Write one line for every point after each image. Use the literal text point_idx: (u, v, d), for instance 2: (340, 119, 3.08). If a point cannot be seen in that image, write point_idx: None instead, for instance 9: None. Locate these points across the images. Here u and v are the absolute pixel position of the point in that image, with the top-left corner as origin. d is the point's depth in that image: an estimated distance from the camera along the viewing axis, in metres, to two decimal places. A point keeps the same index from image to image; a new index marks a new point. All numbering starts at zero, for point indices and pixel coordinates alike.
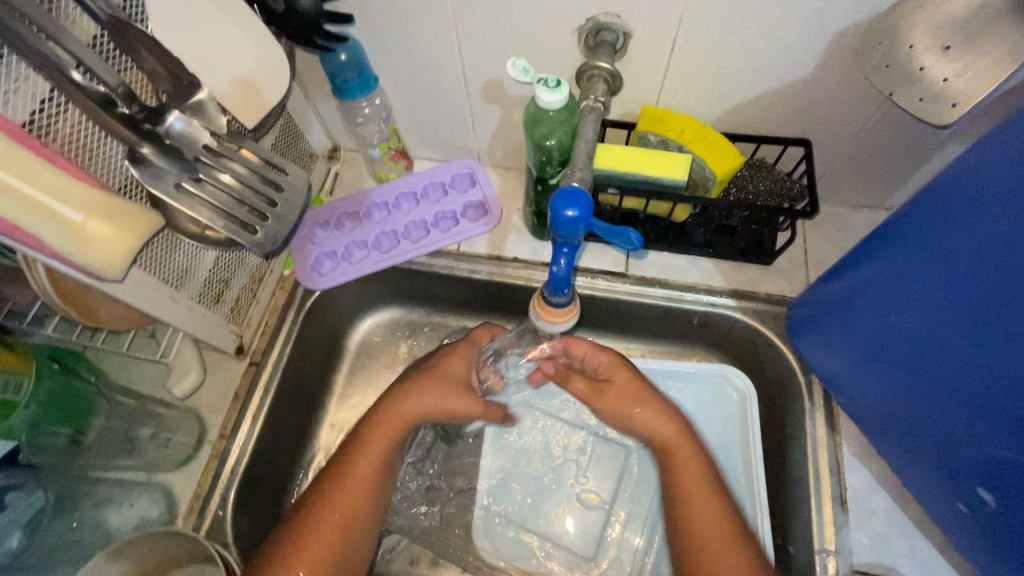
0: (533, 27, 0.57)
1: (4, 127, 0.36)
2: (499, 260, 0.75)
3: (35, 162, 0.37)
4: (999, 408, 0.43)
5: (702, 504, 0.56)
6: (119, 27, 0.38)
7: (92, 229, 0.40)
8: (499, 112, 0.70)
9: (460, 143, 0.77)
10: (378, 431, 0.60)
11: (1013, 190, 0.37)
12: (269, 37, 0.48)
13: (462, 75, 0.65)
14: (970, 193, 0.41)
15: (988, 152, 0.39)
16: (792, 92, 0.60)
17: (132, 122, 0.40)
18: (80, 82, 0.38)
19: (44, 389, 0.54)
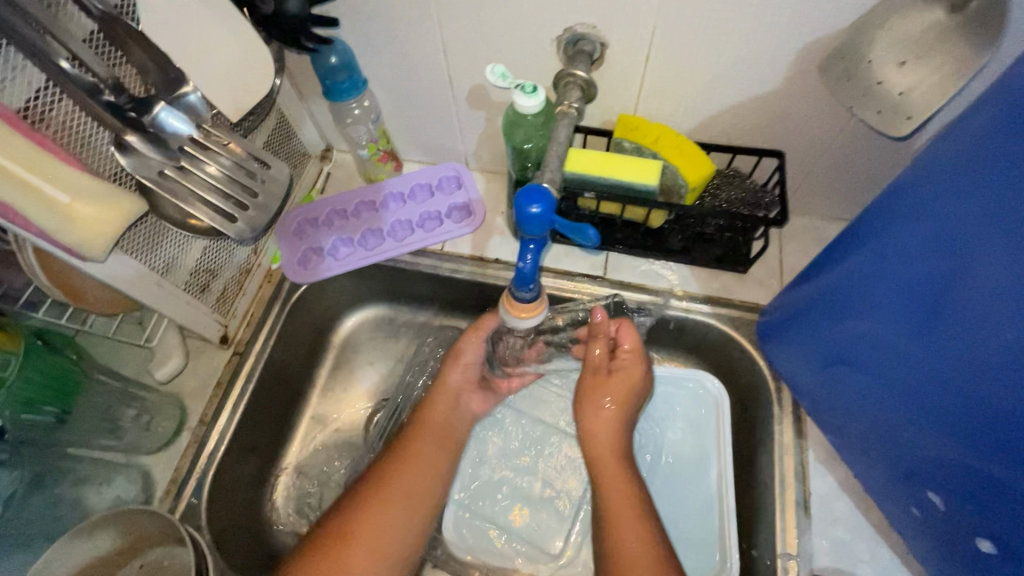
0: (514, 36, 0.60)
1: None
2: (481, 261, 0.77)
3: (25, 144, 0.40)
4: (939, 409, 0.44)
5: (620, 500, 0.58)
6: (111, 22, 0.41)
7: (79, 211, 0.43)
8: (484, 117, 0.72)
9: (448, 147, 0.80)
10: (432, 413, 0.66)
11: (950, 197, 0.39)
12: (254, 36, 0.50)
13: (448, 81, 0.68)
14: (915, 199, 0.42)
15: (933, 160, 0.41)
16: (763, 105, 0.62)
17: (117, 110, 0.42)
18: (67, 69, 0.40)
19: (29, 367, 0.56)
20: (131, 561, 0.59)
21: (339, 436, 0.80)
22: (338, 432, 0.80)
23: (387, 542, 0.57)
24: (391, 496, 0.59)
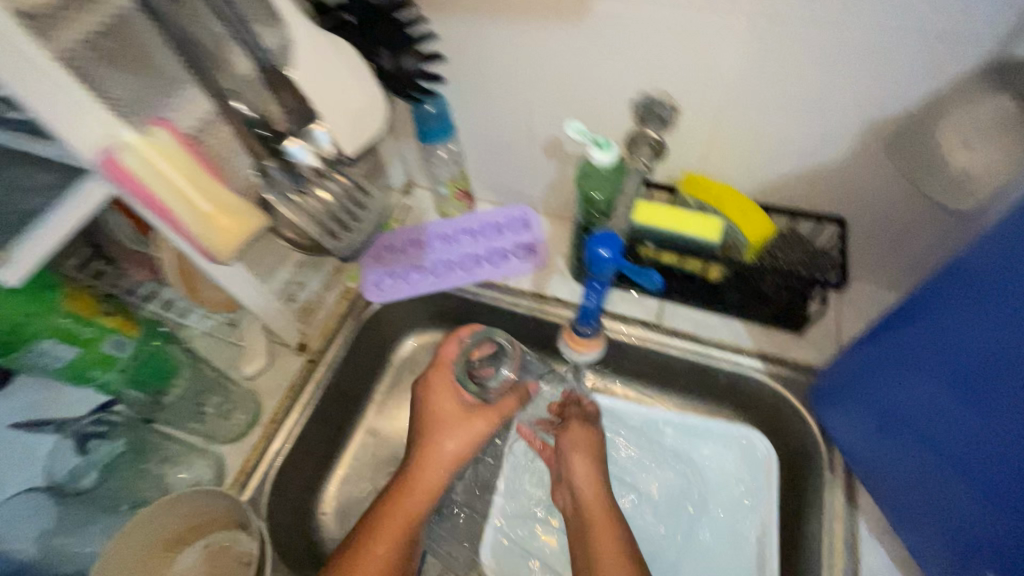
0: (594, 97, 0.66)
1: (174, 134, 0.47)
2: (540, 297, 0.82)
3: (191, 163, 0.48)
4: (1003, 483, 0.44)
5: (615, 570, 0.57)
6: (274, 73, 0.51)
7: (216, 219, 0.49)
8: (557, 166, 0.79)
9: (520, 190, 0.86)
10: (433, 450, 0.67)
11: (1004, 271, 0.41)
12: (375, 85, 0.58)
13: (528, 132, 0.75)
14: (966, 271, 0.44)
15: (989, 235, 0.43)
16: (827, 172, 0.64)
17: (264, 141, 0.52)
18: (237, 110, 0.50)
19: (139, 350, 0.65)
20: (198, 540, 0.64)
21: (389, 450, 0.84)
22: (389, 445, 0.84)
23: None
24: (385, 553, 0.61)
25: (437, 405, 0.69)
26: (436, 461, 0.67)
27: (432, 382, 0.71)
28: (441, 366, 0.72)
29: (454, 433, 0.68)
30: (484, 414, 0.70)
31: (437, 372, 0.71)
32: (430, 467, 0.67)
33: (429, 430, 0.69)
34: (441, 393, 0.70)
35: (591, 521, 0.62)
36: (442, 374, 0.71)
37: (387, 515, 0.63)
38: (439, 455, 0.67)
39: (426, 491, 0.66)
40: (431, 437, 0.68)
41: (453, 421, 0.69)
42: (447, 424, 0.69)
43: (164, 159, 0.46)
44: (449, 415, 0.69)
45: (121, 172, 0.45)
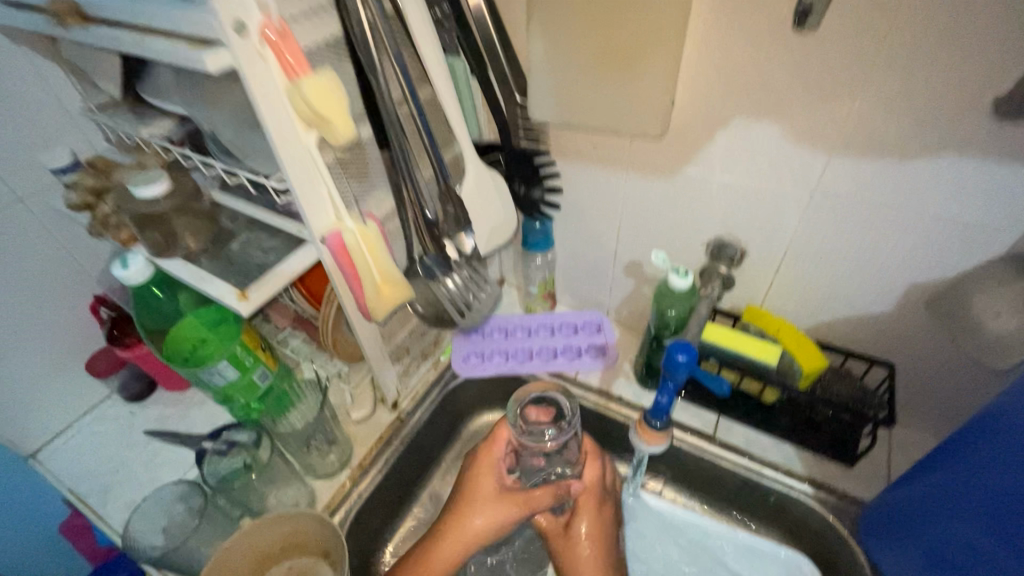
0: (674, 234, 0.81)
1: (374, 223, 0.65)
2: (605, 394, 0.91)
3: (383, 250, 0.65)
4: None
5: None
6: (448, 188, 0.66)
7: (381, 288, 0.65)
8: (633, 284, 0.93)
9: (597, 299, 1.00)
10: (466, 524, 0.71)
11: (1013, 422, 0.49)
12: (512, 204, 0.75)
13: (614, 253, 0.90)
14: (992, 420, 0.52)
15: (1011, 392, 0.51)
16: (875, 321, 0.75)
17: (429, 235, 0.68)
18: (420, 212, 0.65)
19: (275, 381, 0.78)
20: (284, 559, 0.73)
21: None
22: None
23: None
24: None
25: (482, 483, 0.74)
26: (466, 531, 0.71)
27: (482, 462, 0.75)
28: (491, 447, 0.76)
29: (487, 513, 0.72)
30: (519, 501, 0.72)
31: (486, 452, 0.76)
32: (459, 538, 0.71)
33: (469, 507, 0.72)
34: (486, 473, 0.74)
35: None
36: (489, 452, 0.76)
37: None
38: (469, 529, 0.71)
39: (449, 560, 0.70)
40: (469, 512, 0.72)
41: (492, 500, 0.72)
42: (479, 499, 0.73)
43: (367, 244, 0.63)
44: (489, 494, 0.73)
45: (340, 249, 0.61)
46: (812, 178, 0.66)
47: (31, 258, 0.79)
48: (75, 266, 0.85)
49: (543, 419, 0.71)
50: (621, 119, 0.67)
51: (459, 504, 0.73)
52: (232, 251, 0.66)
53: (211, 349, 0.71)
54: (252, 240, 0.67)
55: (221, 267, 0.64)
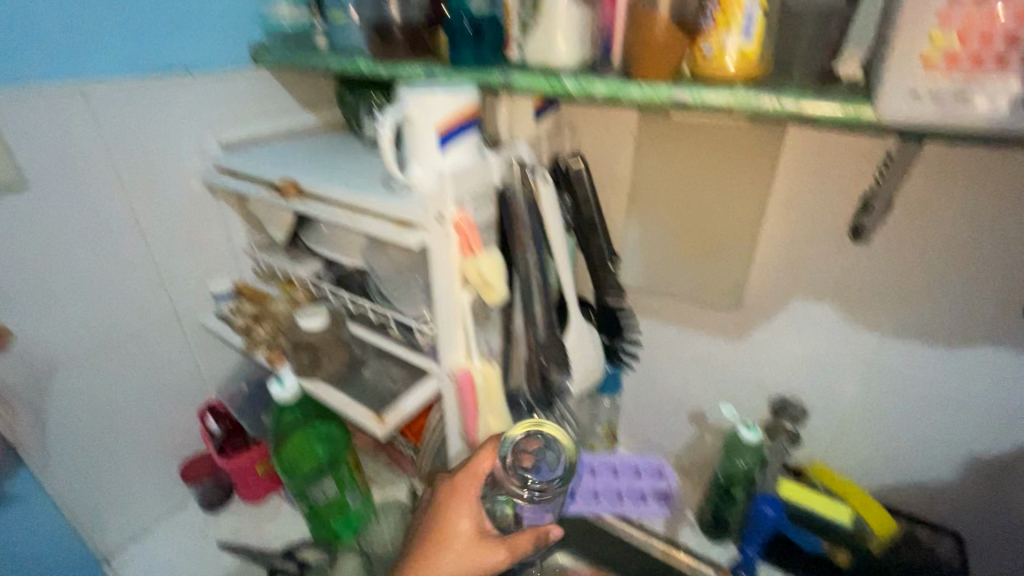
0: (739, 388, 0.90)
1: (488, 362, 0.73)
2: (673, 542, 0.93)
3: (496, 387, 0.74)
4: None
5: None
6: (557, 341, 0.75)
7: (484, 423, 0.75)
8: (697, 431, 0.99)
9: (658, 442, 1.06)
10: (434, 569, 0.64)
11: None
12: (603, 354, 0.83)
13: (678, 400, 0.98)
14: None
15: None
16: (936, 486, 0.80)
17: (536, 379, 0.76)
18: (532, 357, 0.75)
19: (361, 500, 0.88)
20: None
21: None
22: None
23: None
24: None
25: (453, 532, 0.66)
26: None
27: (452, 498, 0.67)
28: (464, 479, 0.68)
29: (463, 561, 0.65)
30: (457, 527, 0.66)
31: (463, 486, 0.68)
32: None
33: (442, 551, 0.65)
34: (462, 516, 0.67)
35: None
36: (464, 486, 0.67)
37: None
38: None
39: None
40: (441, 555, 0.65)
41: (471, 547, 0.65)
42: (455, 544, 0.65)
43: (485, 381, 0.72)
44: (463, 536, 0.66)
45: (466, 385, 0.71)
46: (870, 353, 0.76)
47: (166, 366, 0.89)
48: (195, 375, 0.94)
49: (531, 453, 0.66)
50: (702, 287, 0.82)
51: (430, 547, 0.66)
52: (365, 377, 0.76)
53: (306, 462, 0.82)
54: (382, 368, 0.78)
55: (358, 392, 0.73)
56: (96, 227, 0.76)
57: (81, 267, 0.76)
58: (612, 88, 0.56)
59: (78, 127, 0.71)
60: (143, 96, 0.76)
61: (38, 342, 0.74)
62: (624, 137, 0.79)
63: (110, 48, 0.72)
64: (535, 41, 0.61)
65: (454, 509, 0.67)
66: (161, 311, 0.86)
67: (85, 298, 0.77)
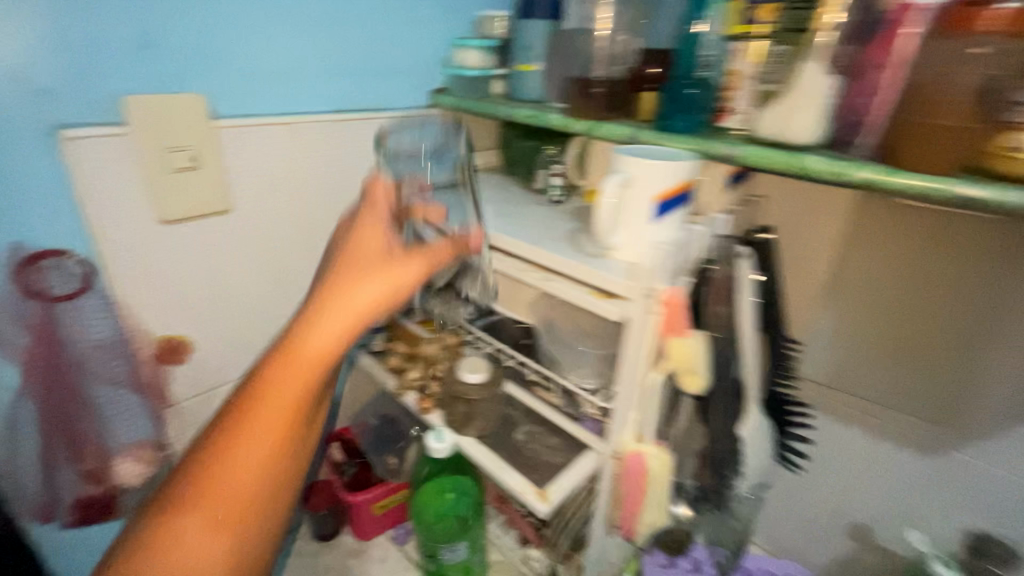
0: (923, 513, 0.77)
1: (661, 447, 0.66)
2: None
3: (665, 483, 0.65)
4: None
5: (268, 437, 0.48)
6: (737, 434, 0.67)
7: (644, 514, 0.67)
8: (855, 549, 0.86)
9: (799, 553, 0.93)
10: (254, 433, 0.48)
11: None
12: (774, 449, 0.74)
13: (837, 511, 0.86)
14: None
15: None
16: None
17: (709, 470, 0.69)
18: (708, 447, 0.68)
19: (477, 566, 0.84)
20: None
21: None
22: None
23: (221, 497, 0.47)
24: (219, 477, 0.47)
25: (303, 348, 0.49)
26: (265, 449, 0.48)
27: (318, 311, 0.51)
28: (363, 262, 0.55)
29: (294, 404, 0.49)
30: (288, 379, 0.49)
31: (335, 296, 0.52)
32: (256, 475, 0.48)
33: (263, 402, 0.48)
34: (335, 330, 0.50)
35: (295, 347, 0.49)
36: (364, 291, 0.52)
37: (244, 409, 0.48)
38: (288, 451, 0.50)
39: (293, 477, 0.52)
40: (260, 422, 0.48)
41: (307, 373, 0.50)
42: (363, 260, 0.55)
43: (654, 473, 0.64)
44: (306, 365, 0.50)
45: (632, 471, 0.64)
46: None
47: None
48: (329, 402, 0.95)
49: (435, 218, 0.63)
50: (906, 389, 0.73)
51: (256, 392, 0.49)
52: (518, 441, 0.71)
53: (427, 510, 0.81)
54: (535, 433, 0.73)
55: (513, 457, 0.69)
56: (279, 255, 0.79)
57: (255, 291, 0.78)
58: (876, 173, 0.50)
59: (283, 161, 0.74)
60: (338, 128, 0.78)
61: (212, 360, 0.76)
62: (827, 217, 0.72)
63: (322, 88, 0.75)
64: (778, 111, 0.56)
65: (315, 347, 0.50)
66: None
67: (256, 322, 0.79)
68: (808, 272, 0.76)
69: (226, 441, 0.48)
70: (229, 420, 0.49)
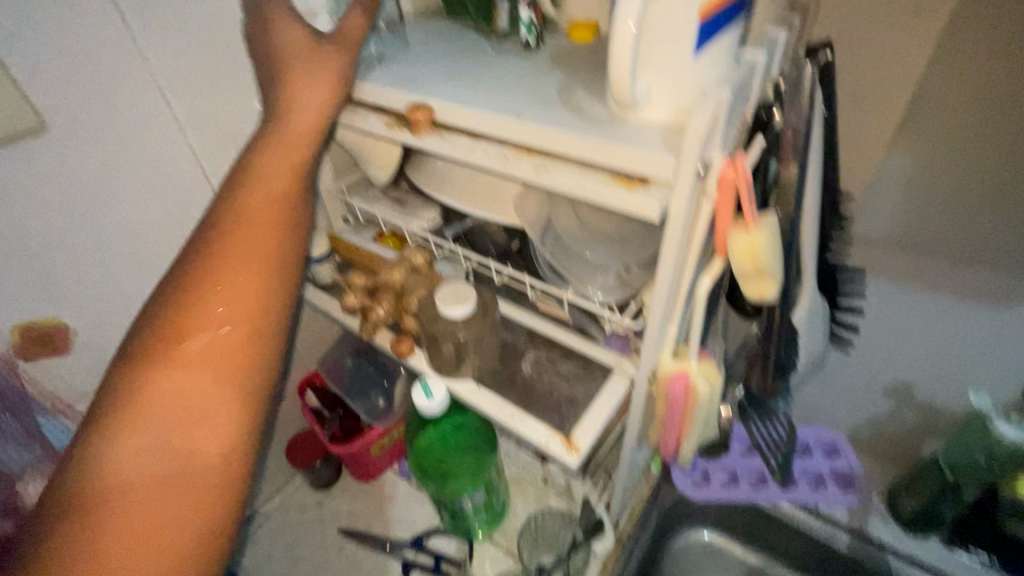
0: (979, 364, 0.69)
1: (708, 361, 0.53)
2: (863, 535, 0.79)
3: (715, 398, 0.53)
4: None
5: (217, 333, 0.36)
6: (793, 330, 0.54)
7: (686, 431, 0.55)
8: (892, 406, 0.81)
9: (829, 414, 0.88)
10: (148, 426, 0.32)
11: None
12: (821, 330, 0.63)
13: (876, 373, 0.78)
14: None
15: None
16: None
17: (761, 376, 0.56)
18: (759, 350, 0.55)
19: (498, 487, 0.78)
20: None
21: None
22: None
23: (174, 421, 0.33)
24: (157, 389, 0.33)
25: (231, 248, 0.38)
26: (226, 440, 0.34)
27: (213, 267, 0.38)
28: (259, 173, 0.42)
29: (221, 382, 0.35)
30: (211, 315, 0.36)
31: (233, 240, 0.39)
32: (152, 468, 0.31)
33: (150, 394, 0.33)
34: (237, 277, 0.38)
35: (229, 232, 0.39)
36: (240, 224, 0.40)
37: (187, 303, 0.36)
38: (223, 433, 0.33)
39: (239, 421, 0.34)
40: (178, 373, 0.34)
41: (223, 343, 0.36)
42: (292, 97, 0.44)
43: (707, 391, 0.51)
44: (228, 289, 0.37)
45: (676, 396, 0.51)
46: None
47: None
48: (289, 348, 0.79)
49: None
50: (991, 243, 0.58)
51: (118, 408, 0.33)
52: (526, 376, 0.57)
53: (434, 460, 0.68)
54: (543, 361, 0.59)
55: (523, 398, 0.55)
56: (157, 182, 0.56)
57: (142, 235, 0.56)
58: None
59: (106, 34, 0.47)
60: None
61: (110, 338, 0.57)
62: (913, 17, 0.50)
63: None
64: None
65: (222, 295, 0.37)
66: None
67: (154, 275, 0.59)
68: (878, 103, 0.56)
69: (100, 442, 0.31)
70: (96, 437, 0.32)
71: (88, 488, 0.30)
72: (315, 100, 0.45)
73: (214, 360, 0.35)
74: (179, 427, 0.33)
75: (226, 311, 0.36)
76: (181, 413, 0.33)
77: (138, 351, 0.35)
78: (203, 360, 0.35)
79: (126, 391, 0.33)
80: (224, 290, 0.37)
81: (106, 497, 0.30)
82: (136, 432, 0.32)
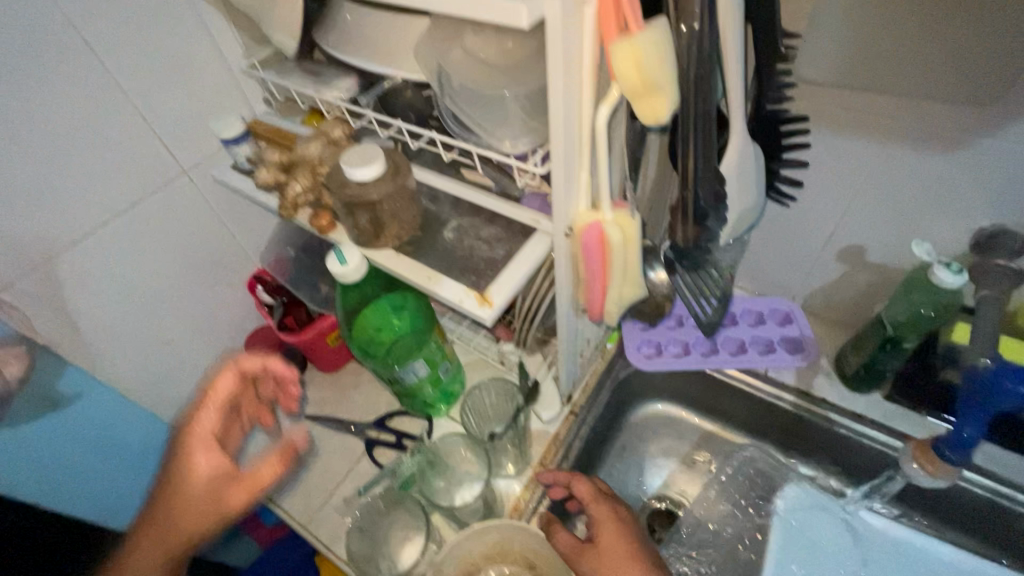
0: (927, 215, 0.67)
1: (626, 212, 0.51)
2: (807, 394, 0.81)
3: (635, 250, 0.52)
4: None
5: (195, 489, 0.54)
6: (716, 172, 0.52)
7: (614, 289, 0.54)
8: (845, 270, 0.80)
9: (787, 283, 0.88)
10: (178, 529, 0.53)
11: None
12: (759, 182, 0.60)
13: (827, 236, 0.77)
14: None
15: None
16: None
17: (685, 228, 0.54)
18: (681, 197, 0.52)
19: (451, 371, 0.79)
20: (488, 569, 0.67)
21: None
22: None
23: (181, 530, 0.53)
24: (167, 528, 0.53)
25: (195, 443, 0.56)
26: (186, 541, 0.53)
27: (187, 453, 0.55)
28: (216, 403, 0.59)
29: (183, 531, 0.53)
30: (195, 470, 0.54)
31: (190, 450, 0.55)
32: None
33: (171, 504, 0.53)
34: (206, 456, 0.55)
35: (193, 437, 0.56)
36: (201, 437, 0.56)
37: (173, 485, 0.54)
38: (189, 541, 0.53)
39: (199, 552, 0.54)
40: (187, 490, 0.53)
41: (194, 505, 0.53)
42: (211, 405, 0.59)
43: (625, 239, 0.50)
44: (193, 472, 0.54)
45: (595, 245, 0.49)
46: None
47: (193, 237, 0.73)
48: (232, 243, 0.79)
49: None
50: (940, 72, 0.54)
51: (145, 530, 0.53)
52: (447, 242, 0.56)
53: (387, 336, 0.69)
54: (466, 227, 0.57)
55: (443, 262, 0.54)
56: (34, 54, 0.52)
57: (33, 116, 0.54)
58: None
59: None
60: None
61: (24, 227, 0.57)
62: None
63: None
64: None
65: (199, 469, 0.55)
66: (165, 171, 0.67)
67: (58, 160, 0.57)
68: None
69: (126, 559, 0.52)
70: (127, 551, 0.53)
71: (136, 549, 0.53)
72: (210, 440, 0.56)
73: (182, 515, 0.53)
74: (184, 517, 0.52)
75: (198, 484, 0.54)
76: (179, 529, 0.52)
77: (155, 490, 0.55)
78: (191, 496, 0.53)
79: (155, 499, 0.54)
80: (197, 450, 0.55)
81: (146, 550, 0.53)
82: (159, 546, 0.53)
